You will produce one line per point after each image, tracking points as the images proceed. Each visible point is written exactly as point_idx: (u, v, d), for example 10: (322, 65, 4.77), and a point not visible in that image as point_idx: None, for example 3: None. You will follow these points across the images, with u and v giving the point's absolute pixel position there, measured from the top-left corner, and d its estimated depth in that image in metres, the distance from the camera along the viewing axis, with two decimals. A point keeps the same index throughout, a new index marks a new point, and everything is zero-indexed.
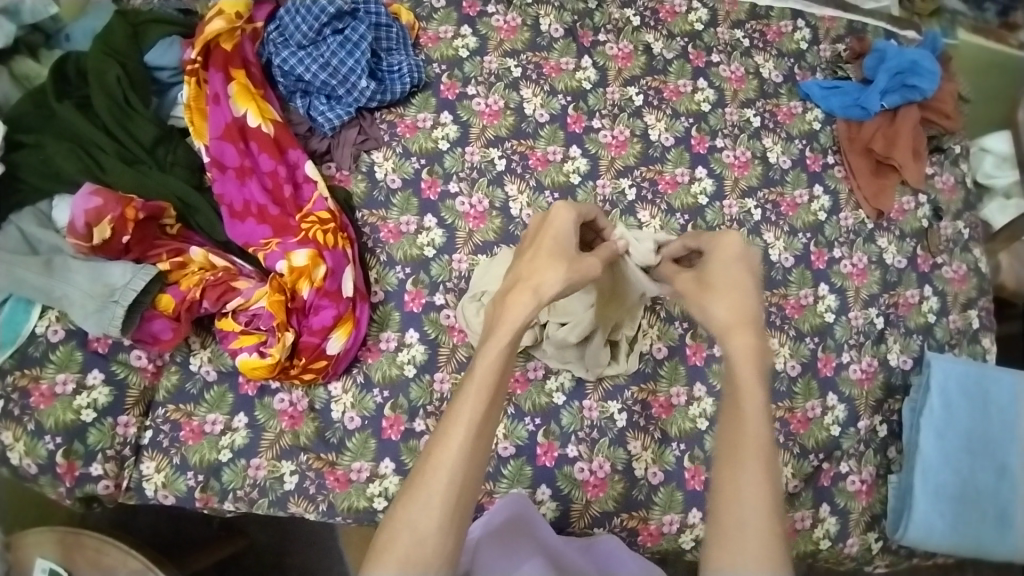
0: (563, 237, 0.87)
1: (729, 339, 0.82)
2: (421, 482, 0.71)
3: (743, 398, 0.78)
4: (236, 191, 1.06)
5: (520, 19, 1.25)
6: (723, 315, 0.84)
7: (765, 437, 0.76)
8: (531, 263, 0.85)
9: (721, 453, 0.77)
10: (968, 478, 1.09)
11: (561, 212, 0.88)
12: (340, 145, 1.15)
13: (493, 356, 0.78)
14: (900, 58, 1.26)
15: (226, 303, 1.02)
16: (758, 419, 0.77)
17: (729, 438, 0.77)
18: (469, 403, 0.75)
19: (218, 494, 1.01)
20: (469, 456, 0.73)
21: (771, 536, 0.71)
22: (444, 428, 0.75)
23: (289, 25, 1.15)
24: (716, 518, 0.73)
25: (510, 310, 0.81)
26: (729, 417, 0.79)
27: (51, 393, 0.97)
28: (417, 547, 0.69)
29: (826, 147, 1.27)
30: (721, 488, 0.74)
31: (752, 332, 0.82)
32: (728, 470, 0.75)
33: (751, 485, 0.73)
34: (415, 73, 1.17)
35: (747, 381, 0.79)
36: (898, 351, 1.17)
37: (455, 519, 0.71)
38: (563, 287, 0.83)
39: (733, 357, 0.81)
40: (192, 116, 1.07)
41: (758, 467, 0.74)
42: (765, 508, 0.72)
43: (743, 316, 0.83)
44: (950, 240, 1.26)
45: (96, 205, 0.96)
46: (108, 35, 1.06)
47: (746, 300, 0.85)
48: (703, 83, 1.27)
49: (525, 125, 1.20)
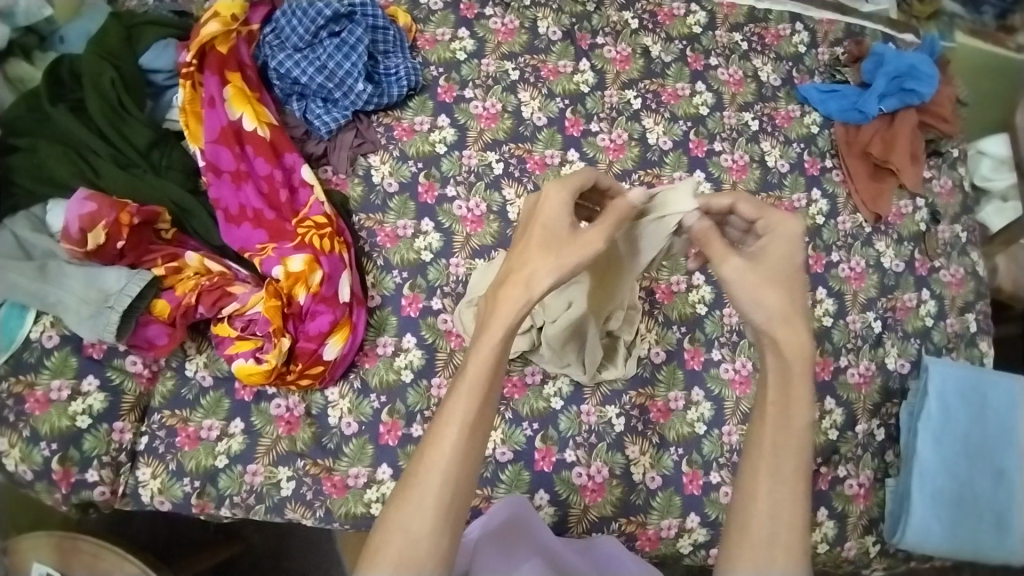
0: (555, 223, 0.77)
1: (780, 340, 0.74)
2: (414, 481, 0.68)
3: (793, 407, 0.73)
4: (232, 195, 1.05)
5: (518, 22, 1.25)
6: (773, 310, 0.74)
7: (807, 449, 0.73)
8: (521, 254, 0.76)
9: (755, 457, 0.73)
10: (965, 482, 1.10)
11: (551, 192, 0.79)
12: (337, 148, 1.15)
13: (486, 355, 0.71)
14: (899, 61, 1.26)
15: (222, 308, 1.01)
16: (803, 433, 0.73)
17: (768, 439, 0.73)
18: (463, 400, 0.70)
19: (214, 500, 1.00)
20: (463, 457, 0.69)
21: (800, 551, 0.69)
22: (439, 426, 0.70)
23: (285, 27, 1.14)
24: (746, 525, 0.71)
25: (500, 304, 0.73)
26: (769, 421, 0.74)
27: (46, 399, 0.96)
28: (411, 549, 0.66)
29: (824, 151, 1.27)
30: (755, 495, 0.71)
31: (806, 336, 0.74)
32: (765, 478, 0.71)
33: (788, 499, 0.70)
34: (412, 76, 1.17)
35: (799, 391, 0.73)
36: (895, 355, 1.17)
37: (450, 521, 0.68)
38: (555, 278, 0.74)
39: (788, 363, 0.74)
40: (187, 119, 1.07)
41: (797, 479, 0.72)
42: (798, 522, 0.70)
43: (795, 315, 0.74)
44: (947, 243, 1.26)
45: (90, 210, 0.96)
46: (102, 38, 1.06)
47: (795, 295, 0.75)
48: (701, 86, 1.26)
49: (523, 128, 1.19)
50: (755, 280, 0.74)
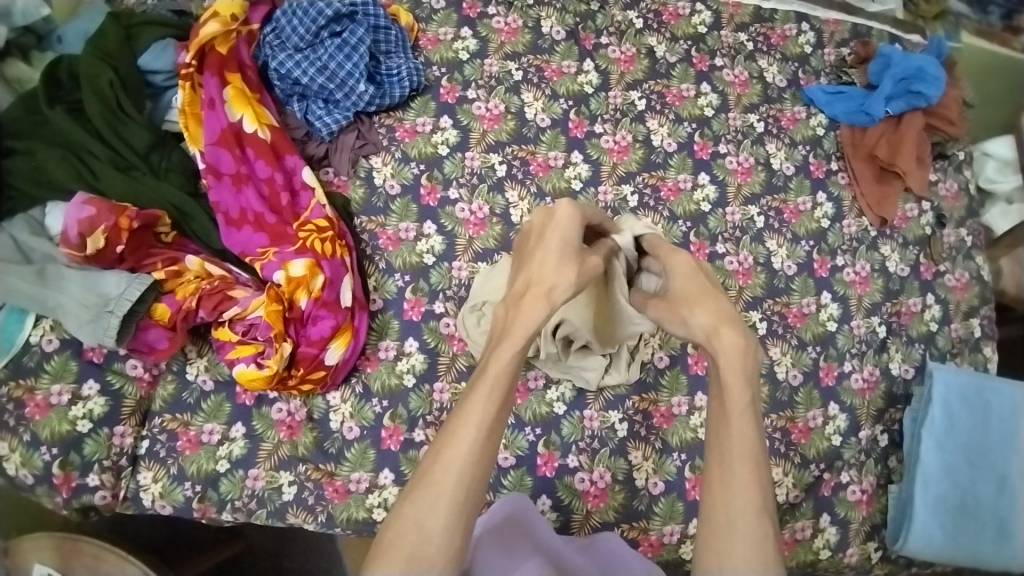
0: (569, 237, 0.87)
1: (709, 343, 0.85)
2: (430, 480, 0.71)
3: (730, 398, 0.80)
4: (233, 198, 1.04)
5: (521, 21, 1.23)
6: (695, 322, 0.87)
7: (754, 438, 0.79)
8: (542, 266, 0.85)
9: (711, 453, 0.80)
10: (968, 488, 1.09)
11: (565, 210, 0.89)
12: (338, 150, 1.13)
13: (504, 363, 0.77)
14: (906, 63, 1.24)
15: (223, 312, 1.00)
16: (745, 422, 0.79)
17: (717, 439, 0.80)
18: (480, 404, 0.75)
19: (215, 505, 0.99)
20: (477, 458, 0.73)
21: (761, 536, 0.74)
22: (455, 428, 0.74)
23: (286, 27, 1.13)
24: (707, 519, 0.76)
25: (521, 315, 0.80)
26: (717, 421, 0.81)
27: (46, 403, 0.96)
28: (423, 544, 0.69)
29: (829, 153, 1.26)
30: (710, 489, 0.77)
31: (735, 333, 0.84)
32: (718, 473, 0.77)
33: (741, 485, 0.76)
34: (414, 76, 1.15)
35: (734, 385, 0.81)
36: (899, 360, 1.17)
37: (462, 521, 0.71)
38: (570, 288, 0.83)
39: (720, 361, 0.83)
40: (187, 121, 1.05)
41: (747, 470, 0.77)
42: (753, 507, 0.75)
43: (720, 319, 0.86)
44: (953, 247, 1.25)
45: (89, 214, 0.95)
46: (100, 38, 1.04)
47: (712, 306, 0.88)
48: (706, 87, 1.25)
49: (526, 129, 1.18)
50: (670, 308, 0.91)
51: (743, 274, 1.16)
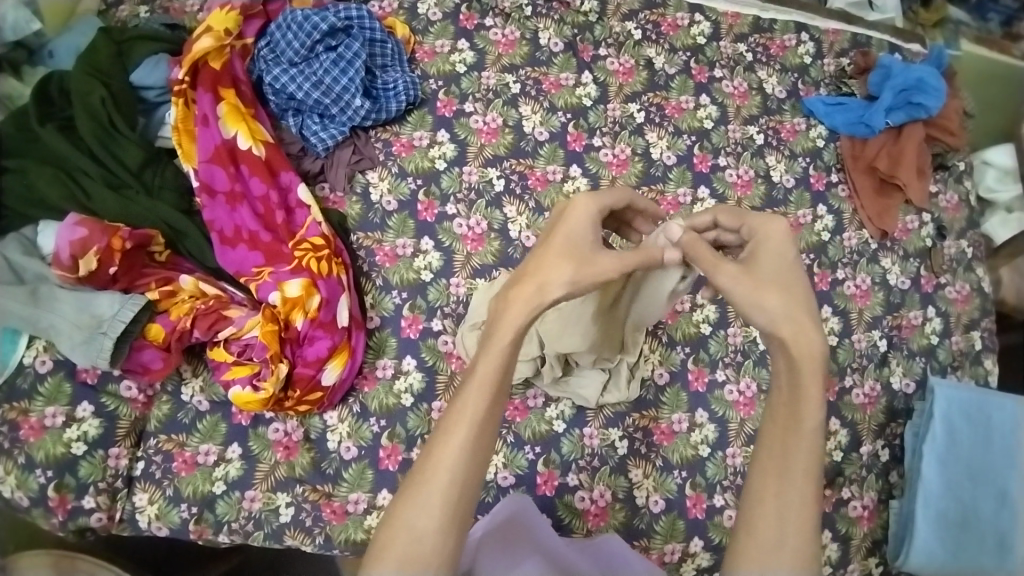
0: (577, 234, 0.72)
1: (791, 343, 0.68)
2: (422, 480, 0.65)
3: (803, 410, 0.68)
4: (227, 216, 1.02)
5: (519, 33, 1.22)
6: (780, 309, 0.69)
7: (817, 454, 0.68)
8: (537, 256, 0.71)
9: (766, 457, 0.69)
10: (969, 504, 1.07)
11: (580, 202, 0.73)
12: (334, 165, 1.12)
13: (496, 354, 0.68)
14: (906, 74, 1.23)
15: (218, 332, 0.99)
16: (813, 438, 0.68)
17: (777, 445, 0.69)
18: (472, 400, 0.67)
19: (212, 527, 0.98)
20: (472, 455, 0.66)
21: (809, 560, 0.66)
22: (450, 423, 0.67)
23: (280, 41, 1.11)
24: (752, 531, 0.67)
25: (511, 307, 0.69)
26: (779, 424, 0.70)
27: (40, 426, 0.94)
28: (416, 547, 0.64)
29: (829, 165, 1.25)
30: (761, 498, 0.68)
31: (817, 333, 0.69)
32: (772, 485, 0.67)
33: (796, 504, 0.66)
34: (411, 90, 1.14)
35: (808, 395, 0.68)
36: (900, 374, 1.16)
37: (458, 519, 0.65)
38: (568, 289, 0.70)
39: (796, 363, 0.68)
40: (181, 138, 1.04)
41: (809, 487, 0.67)
42: (806, 528, 0.66)
43: (803, 314, 0.69)
44: (953, 259, 1.24)
45: (82, 235, 0.93)
46: (92, 54, 1.02)
47: (796, 292, 0.70)
48: (706, 99, 1.24)
49: (524, 143, 1.17)
50: (752, 285, 0.70)
51: None
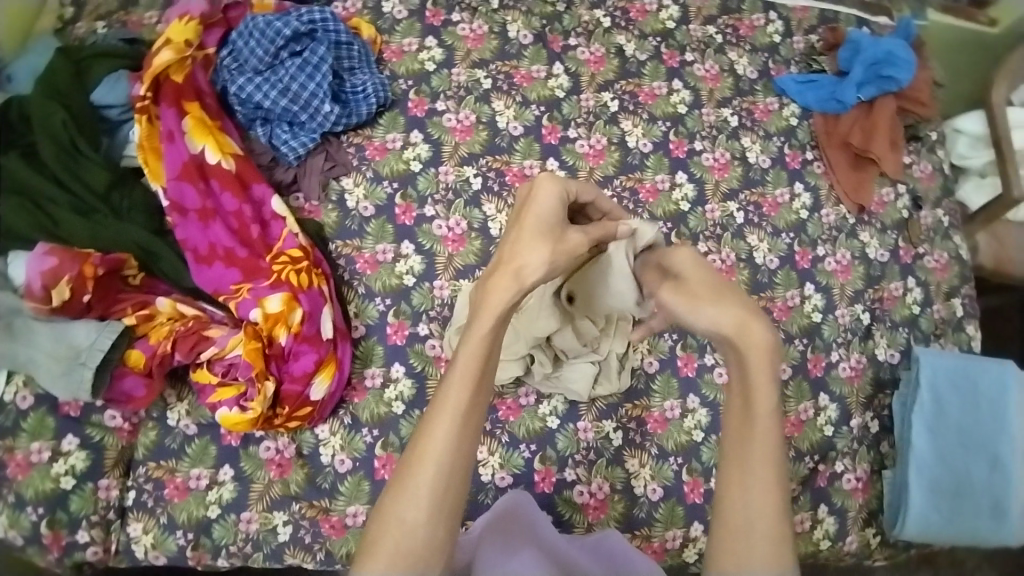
0: (544, 215, 0.77)
1: (737, 339, 0.75)
2: (408, 473, 0.71)
3: (757, 400, 0.73)
4: (200, 234, 1.00)
5: (486, 27, 1.20)
6: (721, 314, 0.75)
7: (774, 437, 0.74)
8: (512, 241, 0.75)
9: (729, 448, 0.75)
10: (961, 470, 1.09)
11: (543, 186, 0.77)
12: (307, 174, 1.10)
13: (476, 343, 0.73)
14: (876, 48, 1.24)
15: (200, 353, 0.96)
16: (768, 426, 0.74)
17: (736, 439, 0.75)
18: (453, 394, 0.72)
19: (210, 551, 0.97)
20: (456, 447, 0.71)
21: (778, 536, 0.71)
22: (433, 416, 0.72)
23: (243, 49, 1.08)
24: (722, 519, 0.73)
25: (489, 297, 0.73)
26: (736, 420, 0.75)
27: (26, 463, 0.92)
28: (408, 537, 0.69)
29: (805, 143, 1.25)
30: (727, 491, 0.73)
31: (763, 327, 0.74)
32: (736, 474, 0.73)
33: (761, 487, 0.72)
34: (381, 92, 1.12)
35: (760, 386, 0.74)
36: (885, 346, 1.17)
37: (444, 510, 0.70)
38: (545, 270, 0.74)
39: (746, 357, 0.74)
40: (146, 156, 1.01)
41: (769, 471, 0.72)
42: (772, 507, 0.72)
43: (745, 313, 0.75)
44: (931, 229, 1.25)
45: (52, 265, 0.90)
46: (48, 75, 0.99)
47: (734, 294, 0.76)
48: (679, 84, 1.23)
49: (499, 139, 1.15)
50: (690, 296, 0.77)
51: (726, 272, 1.14)
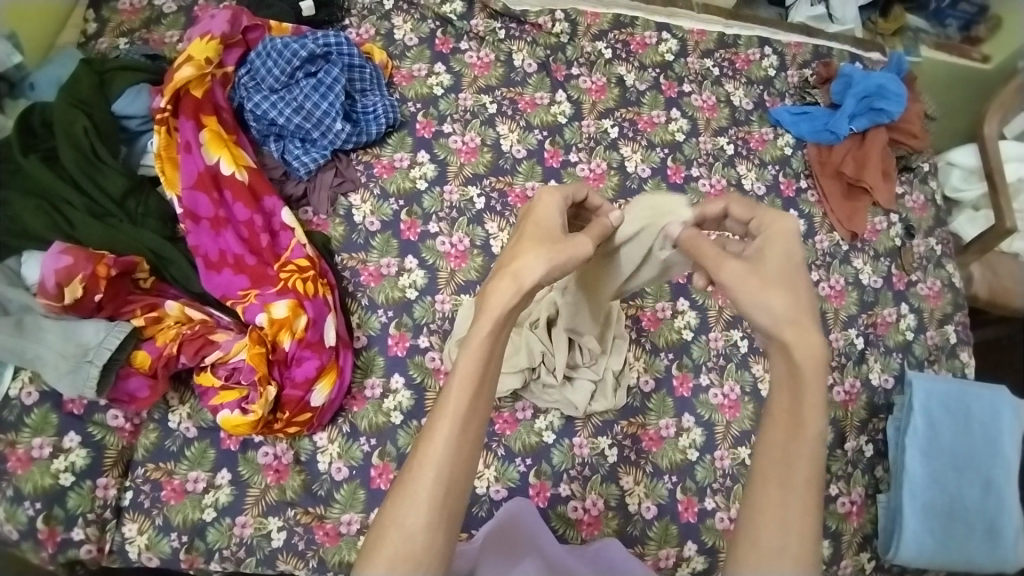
0: (547, 222, 0.72)
1: (790, 341, 0.67)
2: (407, 478, 0.64)
3: (803, 411, 0.66)
4: (211, 241, 1.04)
5: (493, 55, 1.26)
6: (780, 309, 0.67)
7: (819, 461, 0.66)
8: (512, 247, 0.70)
9: (767, 462, 0.67)
10: (954, 494, 1.09)
11: (545, 195, 0.73)
12: (316, 188, 1.14)
13: (476, 345, 0.66)
14: (867, 82, 1.28)
15: (204, 357, 0.99)
16: (815, 441, 0.66)
17: (777, 449, 0.67)
18: (454, 393, 0.65)
19: (203, 555, 0.96)
20: (457, 451, 0.65)
21: (814, 561, 0.64)
22: (433, 419, 0.66)
23: (260, 68, 1.13)
24: (753, 533, 0.65)
25: (487, 297, 0.67)
26: (779, 428, 0.68)
27: (28, 457, 0.93)
28: (407, 546, 0.62)
29: (798, 172, 1.29)
30: (764, 502, 0.66)
31: (817, 335, 0.67)
32: (775, 489, 0.66)
33: (798, 510, 0.65)
34: (390, 113, 1.17)
35: (809, 398, 0.66)
36: (879, 370, 1.18)
37: (445, 517, 0.63)
38: (545, 272, 0.67)
39: (797, 366, 0.67)
40: (164, 165, 1.06)
41: (811, 491, 0.65)
42: (809, 532, 0.64)
43: (802, 311, 0.67)
44: (923, 257, 1.28)
45: (66, 264, 0.93)
46: (73, 86, 1.03)
47: (797, 291, 0.68)
48: (677, 113, 1.28)
49: (503, 161, 1.19)
50: (758, 282, 0.68)
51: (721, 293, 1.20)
